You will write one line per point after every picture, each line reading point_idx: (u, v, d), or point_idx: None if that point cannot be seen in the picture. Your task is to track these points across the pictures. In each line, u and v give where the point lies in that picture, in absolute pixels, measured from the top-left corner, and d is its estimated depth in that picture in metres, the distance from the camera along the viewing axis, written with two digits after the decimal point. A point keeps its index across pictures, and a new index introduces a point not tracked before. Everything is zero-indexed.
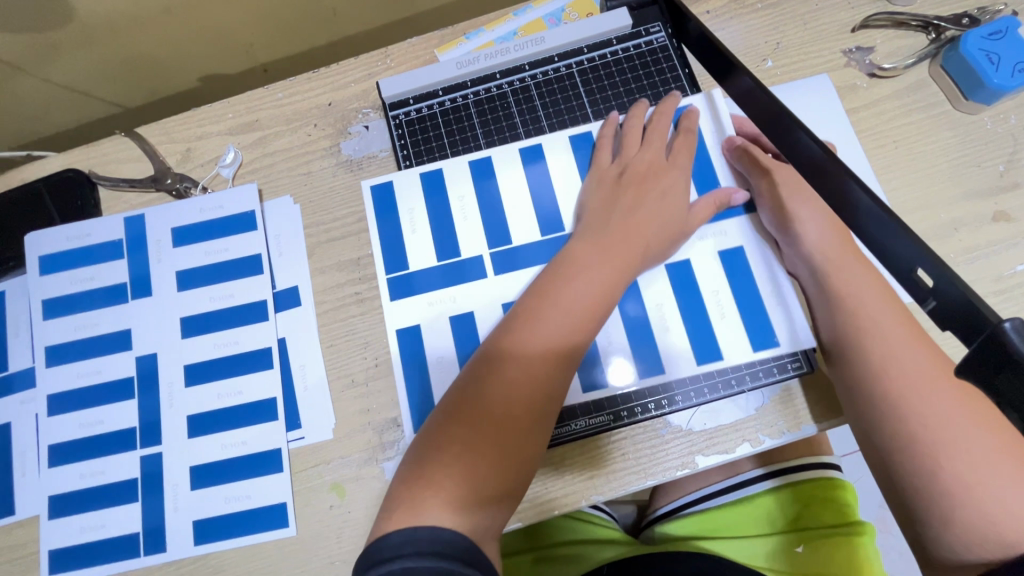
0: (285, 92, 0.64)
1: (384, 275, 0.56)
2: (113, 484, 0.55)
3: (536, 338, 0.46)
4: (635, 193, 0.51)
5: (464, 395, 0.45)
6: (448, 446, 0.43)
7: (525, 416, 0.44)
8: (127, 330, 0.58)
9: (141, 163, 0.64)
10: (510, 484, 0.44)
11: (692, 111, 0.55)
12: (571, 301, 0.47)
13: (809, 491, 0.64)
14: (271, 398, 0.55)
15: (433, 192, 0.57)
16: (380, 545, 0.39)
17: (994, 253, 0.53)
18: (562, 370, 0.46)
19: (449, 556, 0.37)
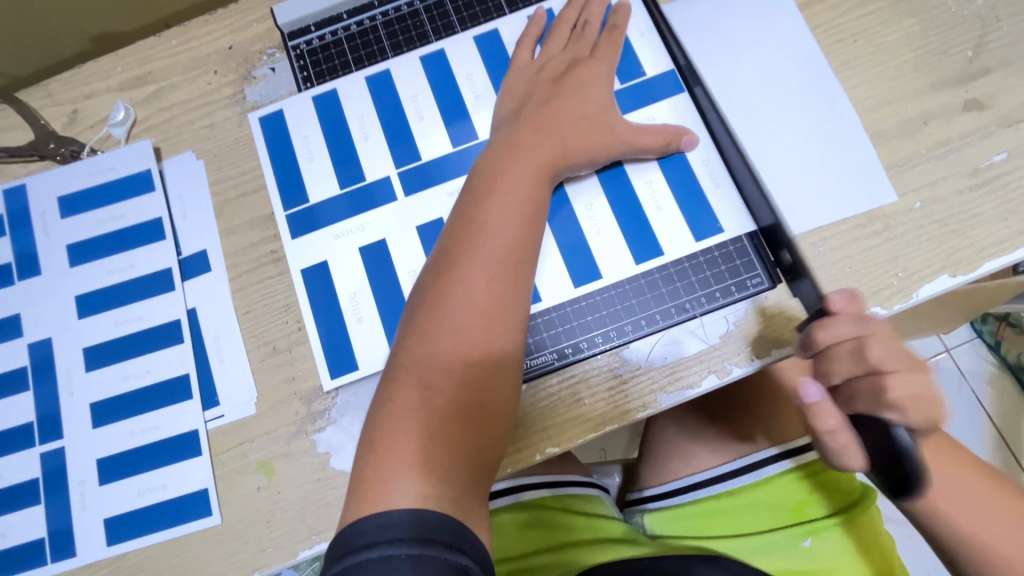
0: (181, 39, 0.57)
1: (282, 208, 0.49)
2: (12, 487, 0.48)
3: (470, 279, 0.41)
4: (562, 102, 0.46)
5: (404, 361, 0.40)
6: (400, 420, 0.38)
7: (479, 363, 0.40)
8: (16, 316, 0.51)
9: (22, 131, 0.56)
10: (483, 434, 0.39)
11: (622, 8, 0.49)
12: (504, 225, 0.42)
13: (811, 473, 0.58)
14: (184, 375, 0.49)
15: (336, 135, 0.49)
16: (357, 530, 0.34)
17: (967, 145, 0.48)
18: (505, 296, 0.41)
19: (433, 542, 0.33)
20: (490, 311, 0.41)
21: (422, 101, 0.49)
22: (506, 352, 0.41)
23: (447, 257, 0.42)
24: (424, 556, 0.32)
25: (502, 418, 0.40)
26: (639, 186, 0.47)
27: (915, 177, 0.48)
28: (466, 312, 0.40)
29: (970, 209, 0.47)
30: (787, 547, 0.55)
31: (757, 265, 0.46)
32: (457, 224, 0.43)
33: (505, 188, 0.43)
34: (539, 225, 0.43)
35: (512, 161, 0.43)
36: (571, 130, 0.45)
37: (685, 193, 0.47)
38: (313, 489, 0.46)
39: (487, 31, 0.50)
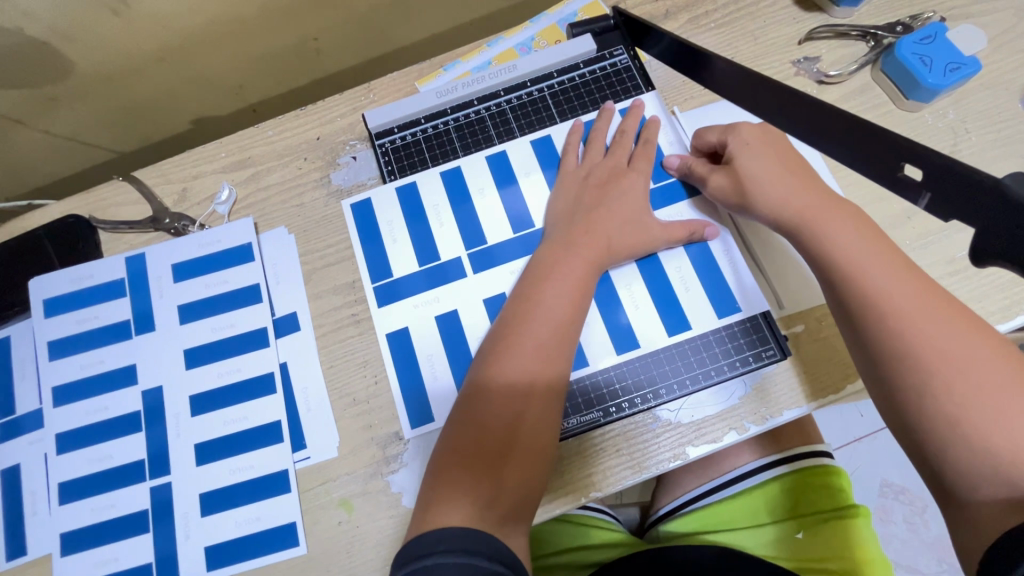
0: (275, 130, 0.67)
1: (370, 280, 0.60)
2: (124, 517, 0.56)
3: (522, 346, 0.50)
4: (605, 203, 0.56)
5: (466, 409, 0.49)
6: (456, 460, 0.47)
7: (528, 416, 0.48)
8: (132, 365, 0.60)
9: (139, 206, 0.66)
10: (527, 477, 0.47)
11: (653, 121, 0.60)
12: (553, 303, 0.51)
13: (809, 477, 0.66)
14: (276, 421, 0.57)
15: (418, 222, 0.60)
16: (415, 544, 0.42)
17: (945, 237, 0.57)
18: (550, 364, 0.50)
19: (477, 553, 0.40)
20: (539, 373, 0.49)
21: (487, 194, 0.60)
22: (549, 406, 0.49)
23: (506, 324, 0.52)
24: (471, 564, 0.39)
25: (543, 462, 0.48)
26: (670, 269, 0.56)
27: None
28: (517, 374, 0.49)
29: (948, 292, 0.55)
30: (785, 538, 0.64)
31: (771, 340, 0.54)
32: (515, 299, 0.53)
33: (555, 271, 0.53)
34: (578, 301, 0.52)
35: (564, 252, 0.54)
36: (616, 229, 0.55)
37: (706, 276, 0.56)
38: (388, 523, 0.54)
39: (540, 138, 0.61)
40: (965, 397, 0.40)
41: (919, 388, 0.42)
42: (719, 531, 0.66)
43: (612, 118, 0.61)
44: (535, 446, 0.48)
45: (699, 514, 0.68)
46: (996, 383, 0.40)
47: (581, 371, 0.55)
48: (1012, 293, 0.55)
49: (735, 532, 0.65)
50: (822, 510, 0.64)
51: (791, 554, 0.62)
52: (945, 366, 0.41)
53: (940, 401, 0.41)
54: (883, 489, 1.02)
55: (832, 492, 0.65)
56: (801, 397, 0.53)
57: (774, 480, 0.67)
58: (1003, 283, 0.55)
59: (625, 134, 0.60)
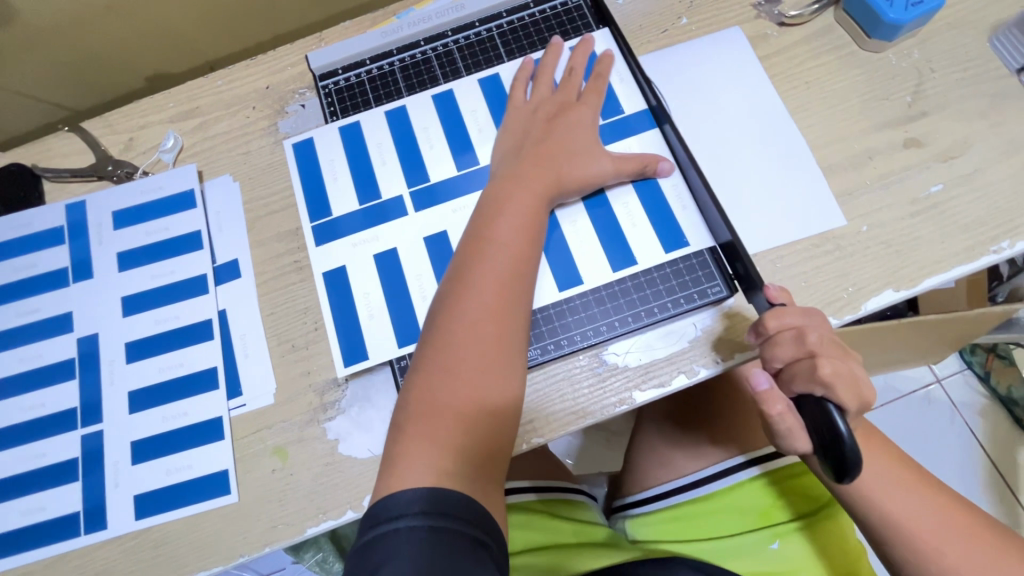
0: (225, 79, 0.66)
1: (309, 219, 0.58)
2: (54, 465, 0.54)
3: (479, 284, 0.48)
4: (553, 139, 0.54)
5: (422, 366, 0.47)
6: (423, 406, 0.46)
7: (490, 352, 0.47)
8: (68, 313, 0.58)
9: (84, 155, 0.65)
10: (499, 414, 0.46)
11: (605, 57, 0.58)
12: (509, 239, 0.50)
13: (783, 478, 0.64)
14: (213, 367, 0.55)
15: (362, 162, 0.59)
16: (386, 503, 0.40)
17: (908, 178, 0.55)
18: (509, 300, 0.48)
19: (452, 517, 0.39)
20: (498, 307, 0.48)
21: (432, 133, 0.58)
22: (510, 354, 0.47)
23: (461, 266, 0.50)
24: (442, 526, 0.38)
25: (513, 411, 0.47)
26: (618, 207, 0.54)
27: (862, 205, 0.55)
28: (474, 321, 0.47)
29: (910, 233, 0.53)
30: (760, 549, 0.61)
31: (718, 277, 0.52)
32: (469, 239, 0.51)
33: (504, 213, 0.51)
34: (531, 246, 0.50)
35: (511, 189, 0.52)
36: (565, 164, 0.53)
37: (656, 214, 0.54)
38: (323, 471, 0.52)
39: (488, 76, 0.60)
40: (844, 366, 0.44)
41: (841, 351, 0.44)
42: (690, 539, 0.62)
43: (561, 54, 0.59)
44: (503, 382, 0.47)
45: (667, 518, 0.64)
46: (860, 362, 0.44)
47: None
48: (976, 234, 0.53)
49: (710, 542, 0.61)
50: (795, 517, 0.62)
51: (764, 565, 0.60)
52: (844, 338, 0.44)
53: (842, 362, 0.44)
54: None
55: (806, 494, 0.64)
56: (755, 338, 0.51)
57: (748, 482, 0.63)
58: (965, 223, 0.53)
59: (577, 68, 0.58)
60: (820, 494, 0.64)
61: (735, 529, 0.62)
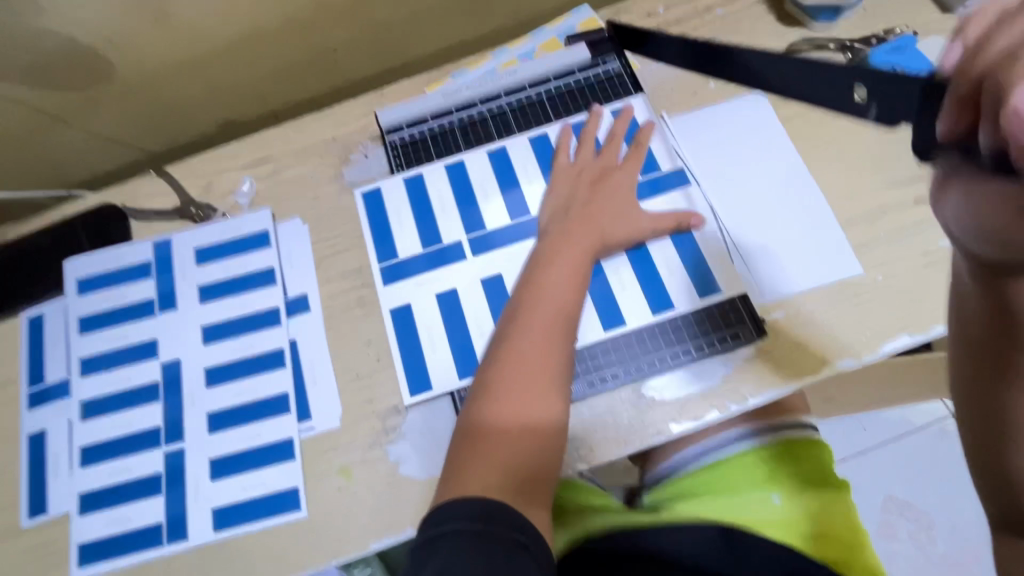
0: (295, 130, 0.73)
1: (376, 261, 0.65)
2: (140, 479, 0.59)
3: (531, 327, 0.54)
4: (597, 199, 0.61)
5: (480, 400, 0.52)
6: (480, 437, 0.51)
7: (541, 390, 0.52)
8: (154, 340, 0.64)
9: (167, 197, 0.72)
10: (548, 446, 0.51)
11: (646, 127, 0.65)
12: (557, 287, 0.56)
13: (783, 459, 0.65)
14: (284, 393, 0.61)
15: (427, 210, 0.65)
16: (439, 512, 0.45)
17: (919, 232, 0.60)
18: (558, 343, 0.54)
19: (496, 522, 0.44)
20: (548, 349, 0.53)
21: (486, 187, 0.65)
22: (558, 392, 0.52)
23: (516, 309, 0.56)
24: (487, 532, 0.43)
25: (558, 444, 0.52)
26: (655, 255, 0.61)
27: (877, 255, 0.60)
28: (527, 360, 0.53)
29: (922, 282, 0.58)
30: (764, 500, 0.62)
31: (748, 320, 0.58)
32: (522, 285, 0.57)
33: (554, 264, 0.57)
34: (577, 294, 0.56)
35: (559, 243, 0.58)
36: (608, 222, 0.60)
37: (689, 262, 0.60)
38: (384, 490, 0.57)
39: (536, 135, 0.67)
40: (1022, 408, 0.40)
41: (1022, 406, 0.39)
42: (695, 501, 0.63)
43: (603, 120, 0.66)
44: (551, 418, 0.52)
45: (671, 487, 0.66)
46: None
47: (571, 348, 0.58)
48: None
49: (717, 498, 0.62)
50: (797, 477, 0.64)
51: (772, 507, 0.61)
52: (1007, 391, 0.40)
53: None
54: (887, 504, 1.04)
55: (817, 479, 0.65)
56: (781, 378, 0.56)
57: (752, 459, 0.65)
58: None
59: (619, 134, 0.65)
60: (824, 471, 0.65)
61: (742, 485, 0.63)
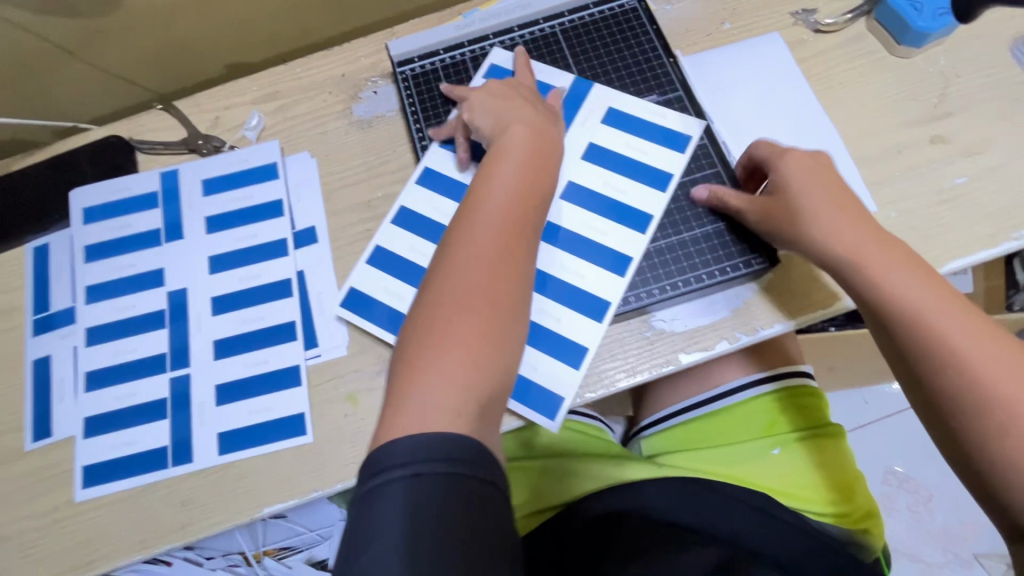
0: (304, 67, 0.72)
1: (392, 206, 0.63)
2: (145, 404, 0.59)
3: (472, 239, 0.49)
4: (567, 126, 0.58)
5: (419, 324, 0.47)
6: (421, 359, 0.45)
7: (481, 303, 0.47)
8: (160, 269, 0.64)
9: (175, 130, 0.71)
10: (497, 361, 0.46)
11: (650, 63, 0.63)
12: (506, 199, 0.51)
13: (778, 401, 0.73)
14: (291, 321, 0.60)
15: (445, 147, 0.65)
16: (382, 454, 0.40)
17: (934, 171, 0.60)
18: (506, 255, 0.49)
19: (456, 464, 0.39)
20: (492, 260, 0.48)
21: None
22: (509, 309, 0.48)
23: (457, 226, 0.51)
24: (443, 473, 0.38)
25: (506, 359, 0.47)
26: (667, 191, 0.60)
27: (891, 194, 0.59)
28: (470, 273, 0.48)
29: (936, 220, 0.58)
30: (761, 452, 0.72)
31: (762, 249, 0.57)
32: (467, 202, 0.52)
33: (502, 178, 0.52)
34: (517, 233, 0.50)
35: (507, 158, 0.53)
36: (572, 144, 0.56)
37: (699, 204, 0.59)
38: None
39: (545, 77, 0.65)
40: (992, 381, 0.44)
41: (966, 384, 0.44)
42: (697, 448, 0.74)
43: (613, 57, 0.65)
44: (499, 332, 0.47)
45: (677, 434, 0.76)
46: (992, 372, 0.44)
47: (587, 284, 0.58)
48: (998, 222, 0.57)
49: (718, 450, 0.72)
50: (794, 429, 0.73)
51: (766, 458, 0.71)
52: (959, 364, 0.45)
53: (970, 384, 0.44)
54: (887, 476, 1.05)
55: (806, 412, 0.73)
56: (787, 312, 0.56)
57: (751, 402, 0.73)
58: (988, 212, 0.58)
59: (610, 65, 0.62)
60: (815, 414, 0.73)
61: (741, 438, 0.73)
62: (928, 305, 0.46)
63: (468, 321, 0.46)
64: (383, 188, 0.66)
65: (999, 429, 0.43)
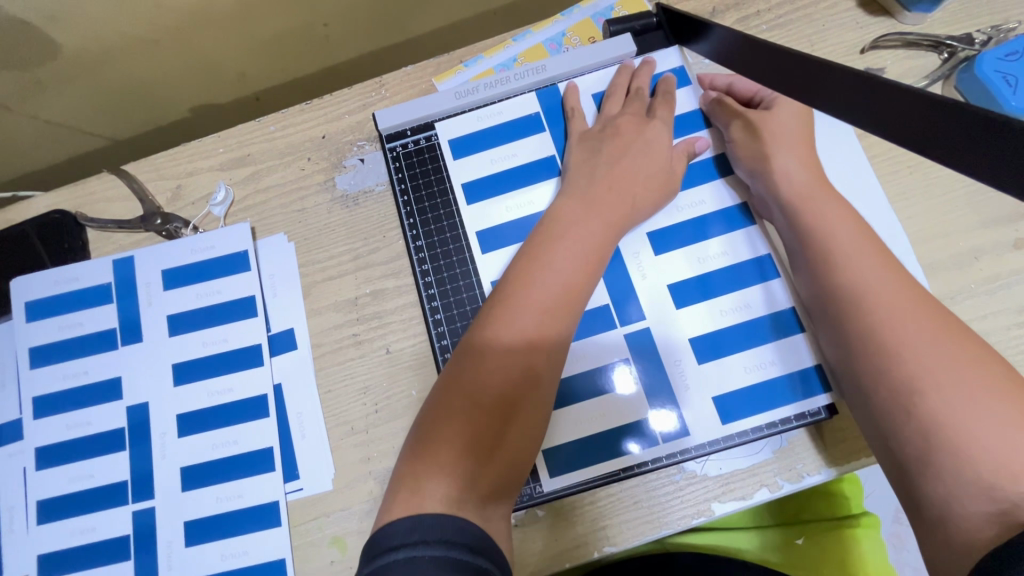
0: (278, 125, 0.62)
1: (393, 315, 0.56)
2: (105, 542, 0.52)
3: (524, 305, 0.45)
4: (626, 158, 0.52)
5: (450, 383, 0.43)
6: (442, 430, 0.41)
7: (527, 378, 0.43)
8: (117, 378, 0.56)
9: (130, 202, 0.62)
10: (519, 454, 0.43)
11: (668, 76, 0.57)
12: (561, 263, 0.47)
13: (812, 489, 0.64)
14: (267, 447, 0.53)
15: (493, 245, 0.56)
16: (384, 534, 0.36)
17: (1017, 282, 0.51)
18: (555, 327, 0.45)
19: (455, 545, 0.34)
20: (542, 331, 0.45)
21: (538, 199, 0.56)
22: (544, 390, 0.44)
23: (509, 280, 0.47)
24: (449, 556, 0.34)
25: (528, 448, 0.43)
26: (699, 301, 0.52)
27: (964, 310, 0.51)
28: (517, 340, 0.44)
29: (1017, 346, 0.50)
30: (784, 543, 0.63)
31: (817, 398, 0.49)
32: (519, 258, 0.48)
33: (565, 233, 0.48)
34: (602, 263, 0.48)
35: (575, 210, 0.50)
36: (638, 186, 0.51)
37: (735, 289, 0.52)
38: None
39: (550, 158, 0.57)
40: (956, 388, 0.37)
41: (902, 376, 0.39)
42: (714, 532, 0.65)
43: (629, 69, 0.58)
44: (529, 421, 0.43)
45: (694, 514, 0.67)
46: (977, 385, 0.37)
47: (600, 395, 0.50)
48: None
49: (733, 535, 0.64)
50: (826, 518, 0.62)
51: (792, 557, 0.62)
52: (914, 351, 0.39)
53: (933, 385, 0.38)
54: None
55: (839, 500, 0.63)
56: (839, 455, 0.48)
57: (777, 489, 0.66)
58: None
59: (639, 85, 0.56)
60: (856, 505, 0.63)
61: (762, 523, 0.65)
62: (872, 287, 0.43)
63: (500, 399, 0.42)
64: (371, 283, 0.57)
65: (930, 418, 0.37)
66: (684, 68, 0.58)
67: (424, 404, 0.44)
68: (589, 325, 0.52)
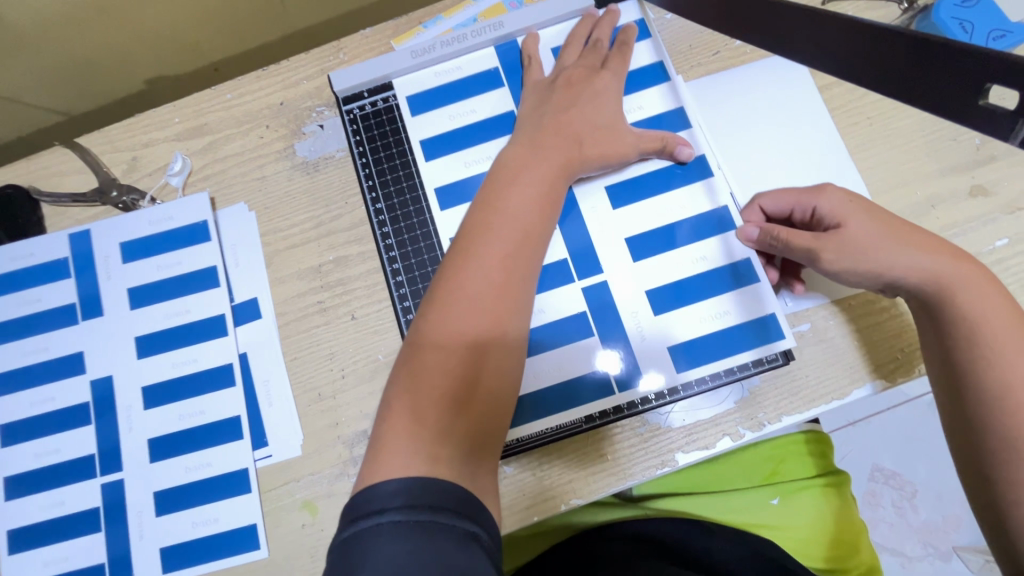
0: (235, 92, 0.60)
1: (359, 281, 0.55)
2: (75, 515, 0.52)
3: (486, 252, 0.44)
4: (577, 106, 0.52)
5: (420, 340, 0.43)
6: (420, 385, 0.41)
7: (496, 321, 0.43)
8: (79, 353, 0.55)
9: (84, 175, 0.60)
10: (497, 397, 0.43)
11: (629, 27, 0.56)
12: (517, 207, 0.46)
13: (788, 444, 0.64)
14: (235, 416, 0.53)
15: (452, 201, 0.55)
16: (368, 495, 0.36)
17: (972, 229, 0.52)
18: (521, 268, 0.45)
19: (441, 509, 0.35)
20: (507, 274, 0.44)
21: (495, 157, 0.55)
22: (515, 330, 0.44)
23: (466, 232, 0.46)
24: (434, 520, 0.34)
25: (507, 391, 0.44)
26: (658, 255, 0.52)
27: None
28: (483, 285, 0.43)
29: None
30: (762, 505, 0.61)
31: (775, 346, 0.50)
32: (474, 207, 0.47)
33: (519, 179, 0.48)
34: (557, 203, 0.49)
35: (528, 157, 0.49)
36: (589, 133, 0.51)
37: (696, 241, 0.52)
38: None
39: (507, 114, 0.56)
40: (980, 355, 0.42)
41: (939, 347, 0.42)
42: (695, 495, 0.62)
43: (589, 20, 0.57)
44: (503, 362, 0.43)
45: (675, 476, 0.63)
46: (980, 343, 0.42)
47: (563, 351, 0.50)
48: None
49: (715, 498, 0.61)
50: (798, 478, 0.62)
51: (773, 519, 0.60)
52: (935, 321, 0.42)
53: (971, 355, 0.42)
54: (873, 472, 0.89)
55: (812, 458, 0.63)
56: (799, 403, 0.49)
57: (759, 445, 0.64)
58: None
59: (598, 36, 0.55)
60: (828, 463, 0.63)
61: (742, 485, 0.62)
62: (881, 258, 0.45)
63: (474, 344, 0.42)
64: (335, 250, 0.56)
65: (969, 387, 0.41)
66: (645, 21, 0.57)
67: (394, 368, 0.43)
68: (550, 279, 0.52)
